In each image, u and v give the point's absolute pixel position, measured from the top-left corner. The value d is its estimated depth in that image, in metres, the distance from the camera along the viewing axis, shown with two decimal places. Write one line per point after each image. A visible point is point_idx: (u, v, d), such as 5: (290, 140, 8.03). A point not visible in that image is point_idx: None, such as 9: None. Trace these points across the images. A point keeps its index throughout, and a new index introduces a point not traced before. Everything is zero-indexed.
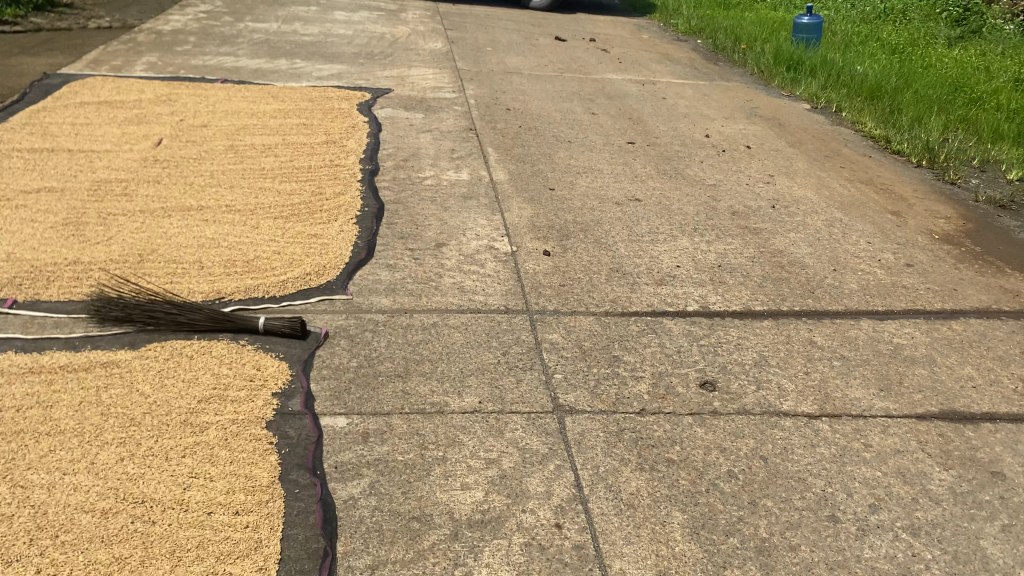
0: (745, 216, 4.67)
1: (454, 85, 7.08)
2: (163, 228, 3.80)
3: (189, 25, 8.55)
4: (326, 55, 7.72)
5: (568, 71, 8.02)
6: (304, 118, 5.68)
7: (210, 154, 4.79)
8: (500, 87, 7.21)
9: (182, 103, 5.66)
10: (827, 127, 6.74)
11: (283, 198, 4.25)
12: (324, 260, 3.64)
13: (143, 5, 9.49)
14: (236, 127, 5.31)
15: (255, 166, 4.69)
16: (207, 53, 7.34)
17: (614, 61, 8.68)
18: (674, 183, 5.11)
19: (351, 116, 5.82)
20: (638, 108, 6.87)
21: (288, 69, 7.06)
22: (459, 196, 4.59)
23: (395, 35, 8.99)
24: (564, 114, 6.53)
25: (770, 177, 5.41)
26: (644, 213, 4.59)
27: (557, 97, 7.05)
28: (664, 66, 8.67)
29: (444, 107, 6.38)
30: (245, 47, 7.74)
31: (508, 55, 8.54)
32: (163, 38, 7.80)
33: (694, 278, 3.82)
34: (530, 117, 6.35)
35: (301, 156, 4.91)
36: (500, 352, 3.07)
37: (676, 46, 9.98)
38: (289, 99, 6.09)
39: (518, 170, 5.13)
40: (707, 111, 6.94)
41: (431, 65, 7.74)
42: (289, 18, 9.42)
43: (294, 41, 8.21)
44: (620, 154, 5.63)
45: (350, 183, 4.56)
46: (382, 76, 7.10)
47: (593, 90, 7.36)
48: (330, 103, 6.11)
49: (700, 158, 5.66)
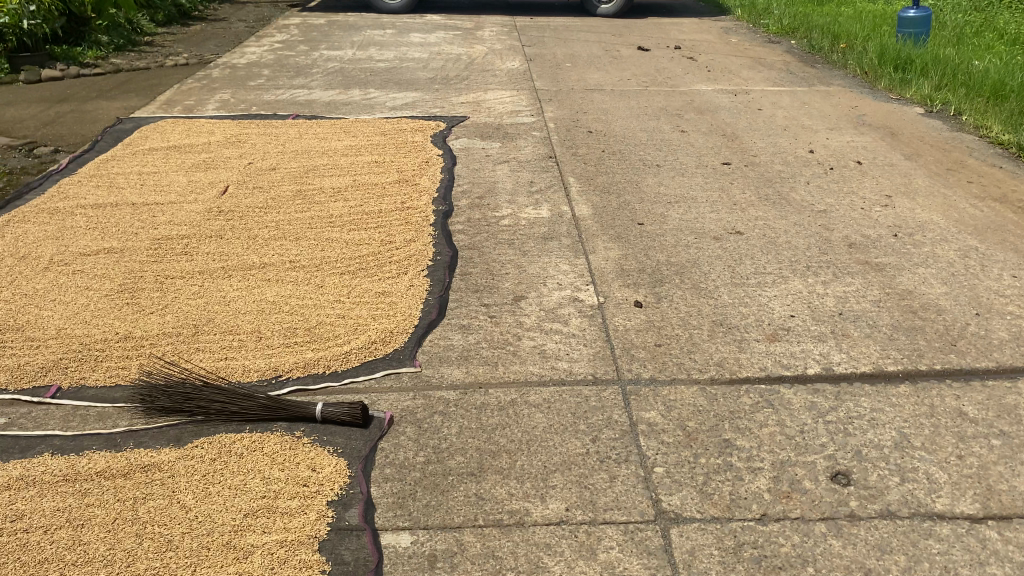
0: (864, 249, 4.12)
1: (532, 108, 6.70)
2: (220, 291, 3.54)
3: (263, 56, 8.45)
4: (400, 81, 7.46)
5: (653, 84, 7.54)
6: (375, 155, 5.40)
7: (276, 201, 4.55)
8: (581, 106, 6.80)
9: (250, 144, 5.48)
10: (946, 134, 6.06)
11: (350, 250, 3.95)
12: (392, 322, 3.29)
13: (221, 39, 9.50)
14: (304, 168, 5.07)
15: (322, 212, 4.42)
16: (280, 86, 7.18)
17: (703, 70, 8.15)
18: (779, 211, 4.59)
19: (424, 151, 5.51)
20: (731, 122, 6.34)
21: (361, 99, 6.83)
22: (539, 238, 4.20)
23: (471, 55, 8.69)
24: (651, 133, 6.06)
25: (888, 198, 4.82)
26: (748, 248, 4.09)
27: (643, 114, 6.59)
28: (757, 72, 8.09)
29: (522, 133, 6.01)
30: (318, 77, 7.56)
31: (589, 70, 8.12)
32: (236, 72, 7.70)
33: (812, 332, 3.31)
34: (614, 139, 5.91)
35: (371, 199, 4.62)
36: (588, 439, 2.63)
37: (768, 48, 9.35)
38: (359, 133, 5.83)
39: (602, 203, 4.70)
40: (808, 121, 6.35)
41: (507, 86, 7.38)
42: (363, 43, 9.25)
43: (368, 67, 7.99)
44: (715, 177, 5.14)
45: (420, 228, 4.22)
46: (457, 102, 6.78)
47: (680, 104, 6.86)
48: (402, 135, 5.82)
49: (805, 178, 5.12)
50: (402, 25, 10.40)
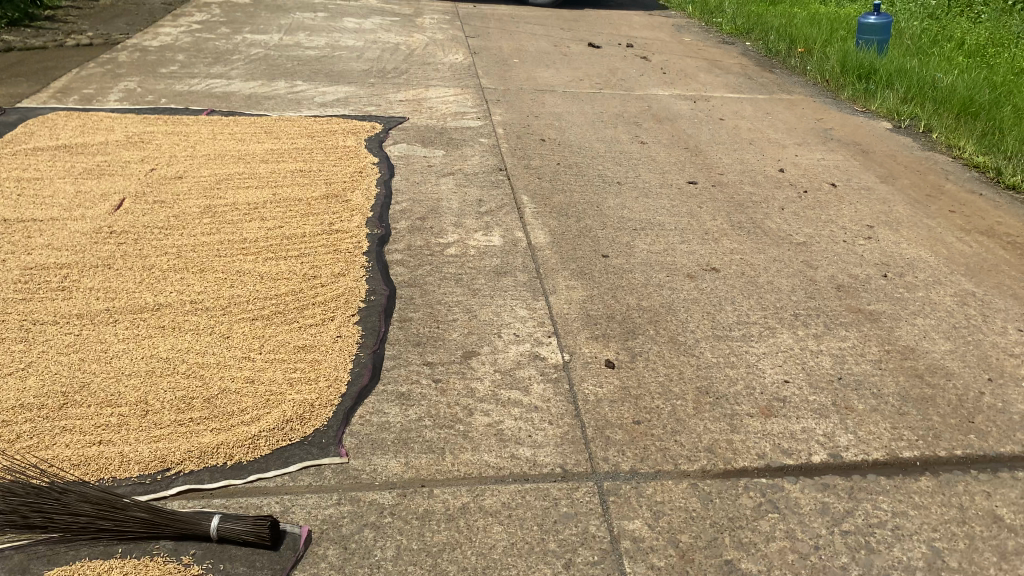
0: (853, 293, 3.67)
1: (478, 109, 6.12)
2: (101, 343, 2.88)
3: (178, 39, 7.65)
4: (332, 73, 6.78)
5: (606, 86, 7.03)
6: (300, 161, 4.76)
7: (180, 218, 3.88)
8: (531, 109, 6.24)
9: (155, 146, 4.78)
10: (918, 154, 5.70)
11: (265, 287, 3.33)
12: (313, 390, 2.69)
13: (132, 17, 8.64)
14: (215, 177, 4.40)
15: (235, 234, 3.78)
16: (195, 74, 6.43)
17: (658, 72, 7.68)
18: (756, 243, 4.12)
19: (357, 158, 4.89)
20: (693, 133, 5.87)
21: (287, 93, 6.14)
22: (489, 272, 3.63)
23: (410, 45, 8.04)
24: (608, 144, 5.55)
25: (869, 229, 4.41)
26: (727, 291, 3.60)
27: (598, 120, 6.07)
28: (714, 76, 7.65)
29: (468, 139, 5.42)
30: (240, 65, 6.83)
31: (538, 67, 7.56)
32: (147, 57, 6.91)
33: (812, 405, 2.84)
34: (569, 150, 5.38)
35: (294, 218, 3.99)
36: (560, 565, 2.09)
37: (723, 50, 8.94)
38: (283, 134, 5.16)
39: (560, 229, 4.16)
40: (774, 135, 5.92)
41: (451, 83, 6.78)
42: (292, 27, 8.50)
43: (296, 56, 7.27)
44: (682, 199, 4.66)
45: (350, 259, 3.62)
46: (395, 100, 6.14)
47: (637, 111, 6.36)
48: (332, 138, 5.17)
49: (779, 203, 4.67)
50: (335, 9, 9.66)
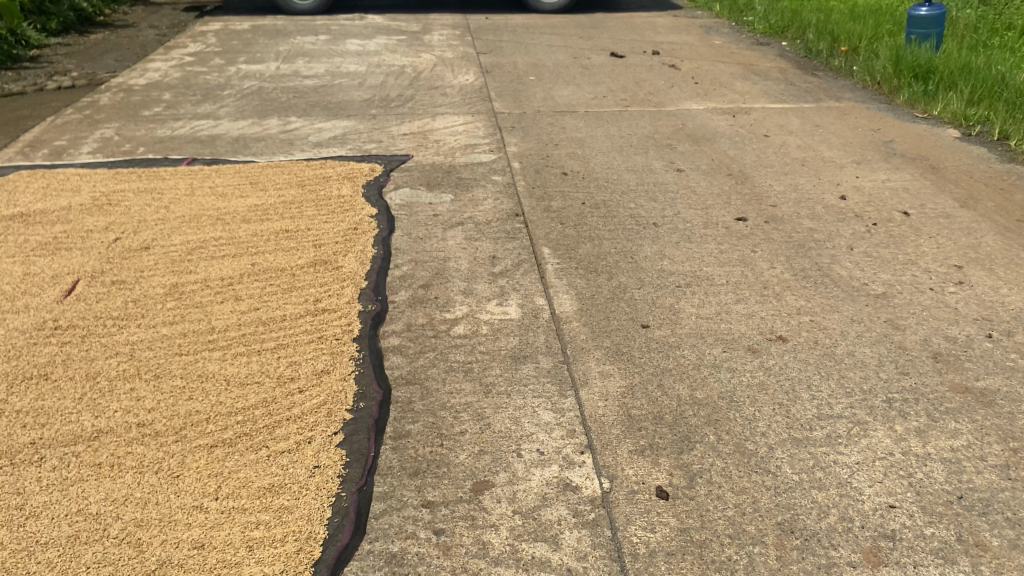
0: (955, 364, 2.98)
1: (491, 140, 5.49)
2: (17, 495, 2.30)
3: (168, 74, 7.14)
4: (330, 106, 6.19)
5: (633, 104, 6.37)
6: (288, 218, 4.16)
7: (140, 304, 3.30)
8: (551, 136, 5.60)
9: (124, 209, 4.23)
10: (996, 167, 4.97)
11: (231, 397, 2.72)
12: (277, 559, 2.08)
13: (123, 52, 8.16)
14: (188, 245, 3.83)
15: (202, 321, 3.18)
16: (181, 116, 5.89)
17: (689, 83, 7.00)
18: (825, 299, 3.45)
19: (353, 210, 4.29)
20: (734, 155, 5.20)
21: (280, 133, 5.56)
22: (505, 355, 2.99)
23: (417, 67, 7.45)
24: (640, 175, 4.89)
25: (956, 270, 3.71)
26: (798, 370, 2.93)
27: (626, 145, 5.41)
28: (750, 85, 6.96)
29: (480, 178, 4.80)
30: (231, 102, 6.28)
31: (556, 85, 6.93)
32: (131, 98, 6.38)
33: (931, 546, 2.17)
34: (596, 184, 4.74)
35: (274, 294, 3.38)
36: None
37: (757, 52, 8.23)
38: (270, 185, 4.57)
39: (589, 289, 3.51)
40: (827, 152, 5.22)
41: (461, 109, 6.16)
42: (292, 54, 7.95)
43: (294, 88, 6.71)
44: (731, 241, 3.99)
45: (336, 350, 3.00)
46: (398, 134, 5.54)
47: (669, 131, 5.69)
48: (326, 186, 4.57)
49: (845, 240, 3.98)
50: (339, 30, 9.11)
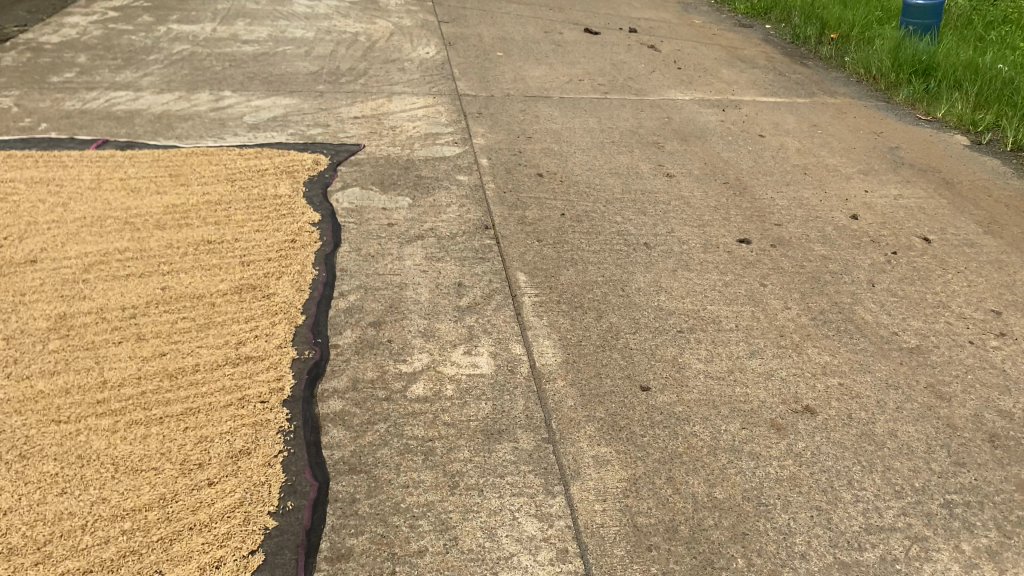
0: (1018, 450, 2.47)
1: (455, 129, 4.83)
2: None
3: (87, 32, 6.28)
4: (271, 79, 5.44)
5: (612, 91, 5.76)
6: (212, 223, 3.48)
7: (13, 344, 2.62)
8: (522, 126, 4.97)
9: (11, 206, 3.49)
10: (1015, 184, 4.49)
11: (117, 493, 2.09)
12: None
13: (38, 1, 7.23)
14: (85, 259, 3.13)
15: (91, 370, 2.52)
16: (95, 85, 5.10)
17: (671, 68, 6.41)
18: (852, 352, 2.91)
19: (290, 215, 3.61)
20: (728, 159, 4.64)
21: (211, 111, 4.83)
22: (475, 429, 2.39)
23: (371, 35, 6.70)
24: (624, 180, 4.30)
25: (995, 316, 3.20)
26: (835, 457, 2.39)
27: (607, 142, 4.81)
28: (737, 73, 6.39)
29: (443, 179, 4.16)
30: (157, 69, 5.49)
31: (526, 64, 6.26)
32: (39, 59, 5.55)
33: None
34: (575, 191, 4.14)
35: (187, 333, 2.73)
36: None
37: (741, 35, 7.65)
38: (192, 179, 3.87)
39: (574, 333, 2.93)
40: (830, 159, 4.69)
41: (421, 89, 5.47)
42: (231, 14, 7.12)
43: (230, 55, 5.93)
44: (734, 271, 3.43)
45: (260, 419, 2.38)
46: (349, 117, 4.85)
47: (653, 126, 5.11)
48: (261, 183, 3.89)
49: (863, 274, 3.45)
50: None
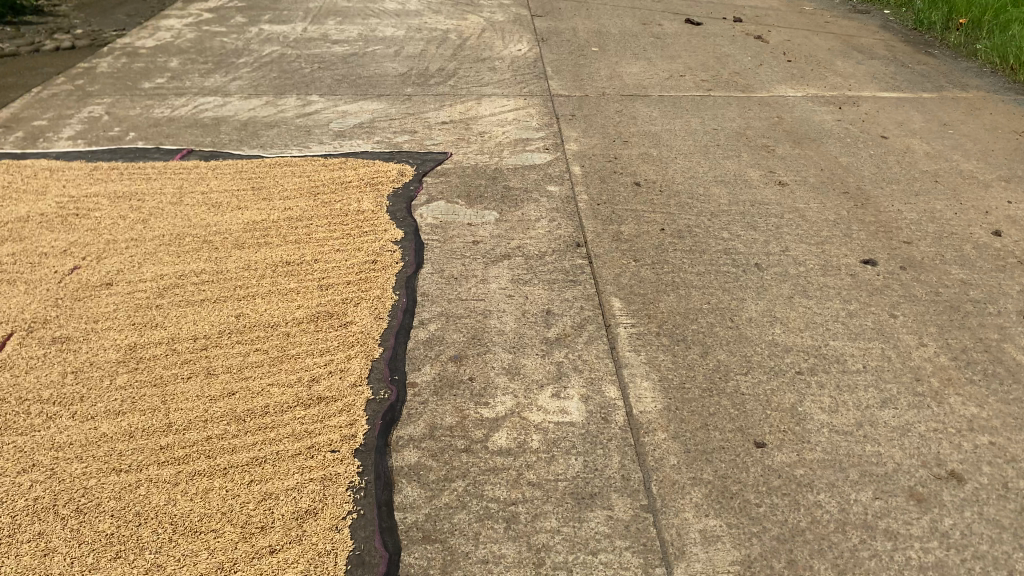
0: None
1: (546, 133, 4.57)
2: None
3: (181, 35, 6.28)
4: (359, 82, 5.30)
5: (716, 87, 5.36)
6: (292, 242, 3.32)
7: (81, 378, 2.50)
8: (619, 128, 4.65)
9: (92, 222, 3.41)
10: None
11: (174, 559, 1.92)
12: None
13: (138, 4, 7.31)
14: (160, 282, 3.00)
15: (156, 412, 2.37)
16: (185, 90, 5.05)
17: (780, 60, 5.95)
18: (1004, 401, 2.51)
19: (372, 233, 3.42)
20: (847, 165, 4.21)
21: (297, 117, 4.70)
22: (564, 491, 2.13)
23: (462, 32, 6.48)
24: (731, 188, 3.94)
25: None
26: (991, 539, 2.03)
27: (711, 145, 4.45)
28: (854, 65, 5.89)
29: (533, 190, 3.90)
30: (246, 72, 5.42)
31: (624, 59, 5.92)
32: (133, 65, 5.55)
33: None
34: (676, 201, 3.81)
35: (258, 369, 2.55)
36: None
37: (857, 22, 7.09)
38: (274, 193, 3.72)
39: (675, 372, 2.62)
40: (965, 163, 4.21)
41: (511, 90, 5.23)
42: (322, 12, 7.03)
43: (320, 56, 5.82)
44: (859, 298, 3.07)
45: (329, 471, 2.17)
46: (437, 123, 4.65)
47: (762, 126, 4.71)
48: (343, 197, 3.71)
49: (1013, 303, 3.02)
50: None
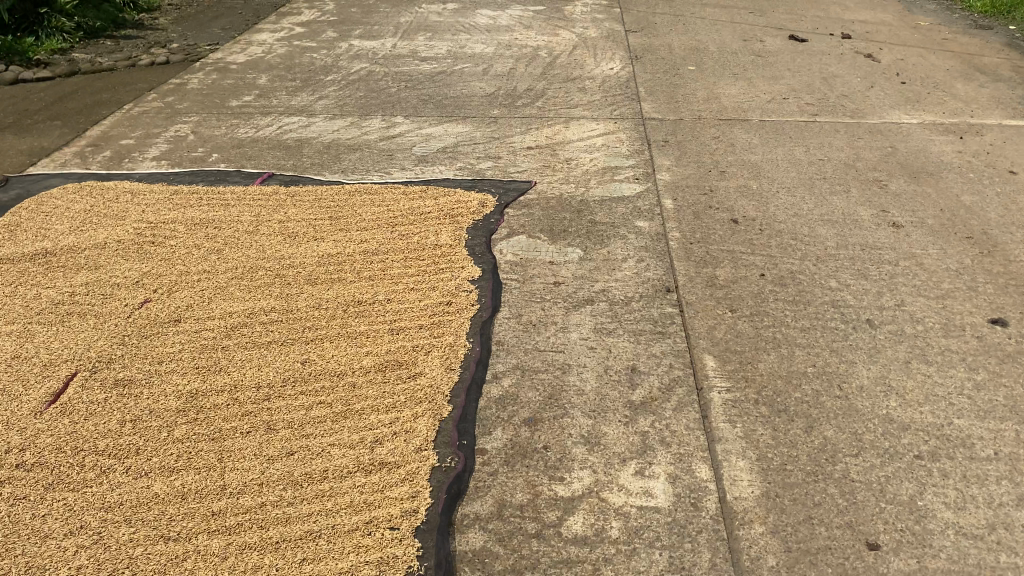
0: None
1: (637, 162, 4.32)
2: None
3: (271, 50, 6.28)
4: (445, 102, 5.16)
5: (823, 111, 5.01)
6: (365, 279, 3.17)
7: (139, 427, 2.40)
8: (715, 157, 4.37)
9: (167, 251, 3.35)
10: None
11: None
12: None
13: (233, 18, 7.38)
14: (228, 320, 2.90)
15: (211, 471, 2.24)
16: (270, 109, 5.00)
17: (893, 82, 5.54)
18: None
19: (449, 269, 3.24)
20: (971, 204, 3.83)
21: (380, 140, 4.59)
22: None
23: (553, 49, 6.28)
24: (839, 228, 3.61)
25: None
26: None
27: (817, 178, 4.12)
28: (976, 88, 5.43)
29: (621, 226, 3.66)
30: (332, 91, 5.35)
31: (722, 79, 5.61)
32: (222, 81, 5.55)
33: None
34: (777, 242, 3.51)
35: (320, 425, 2.40)
36: None
37: (978, 40, 6.59)
38: (351, 223, 3.59)
39: (774, 450, 2.35)
40: None
41: (601, 112, 5.00)
42: (412, 27, 6.94)
43: (407, 74, 5.71)
44: (987, 367, 2.73)
45: (387, 552, 1.99)
46: (523, 150, 4.46)
47: (874, 158, 4.35)
48: (421, 229, 3.55)
49: None
50: None
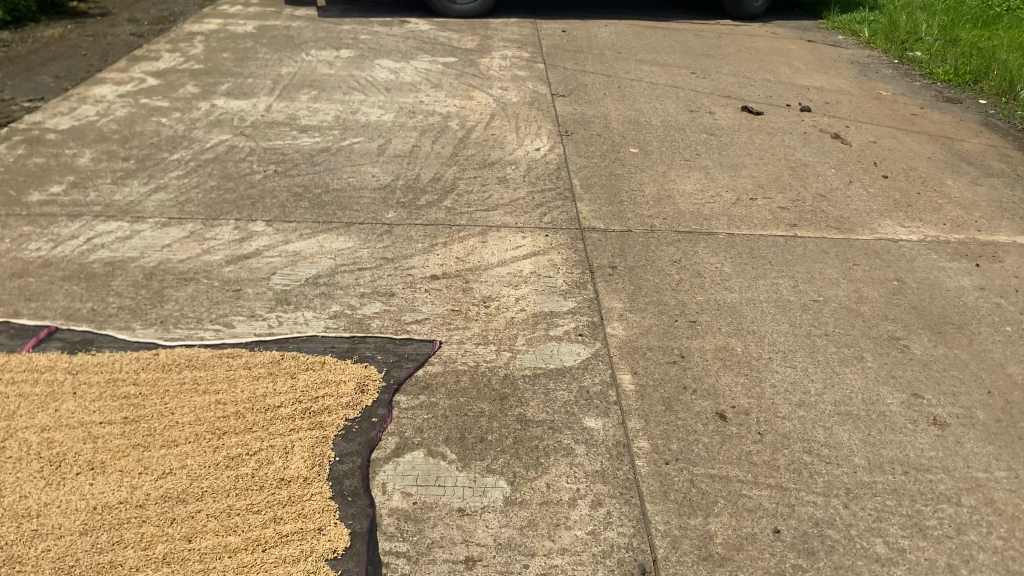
0: None
1: (577, 303, 3.21)
2: None
3: (109, 111, 4.97)
4: (325, 199, 3.96)
5: (800, 219, 4.04)
6: (153, 565, 1.95)
7: None
8: (679, 294, 3.31)
9: None
10: None
11: None
12: None
13: (73, 62, 6.02)
14: None
15: None
16: (83, 209, 3.71)
17: (872, 176, 4.64)
18: None
19: (295, 537, 2.05)
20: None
21: (229, 262, 3.35)
22: None
23: (466, 118, 5.17)
24: (867, 431, 2.57)
25: None
26: None
27: (817, 332, 3.09)
28: (969, 185, 4.57)
29: (563, 426, 2.52)
30: (176, 178, 4.09)
31: (671, 167, 4.60)
32: (30, 159, 4.23)
33: None
34: (786, 458, 2.44)
35: None
36: None
37: (950, 117, 5.79)
38: (154, 434, 2.36)
39: None
40: None
41: (527, 219, 3.90)
42: (295, 81, 5.73)
43: (280, 152, 4.49)
44: None
45: None
46: (424, 282, 3.30)
47: (879, 298, 3.36)
48: (262, 445, 2.34)
49: None
50: (369, 41, 6.87)
